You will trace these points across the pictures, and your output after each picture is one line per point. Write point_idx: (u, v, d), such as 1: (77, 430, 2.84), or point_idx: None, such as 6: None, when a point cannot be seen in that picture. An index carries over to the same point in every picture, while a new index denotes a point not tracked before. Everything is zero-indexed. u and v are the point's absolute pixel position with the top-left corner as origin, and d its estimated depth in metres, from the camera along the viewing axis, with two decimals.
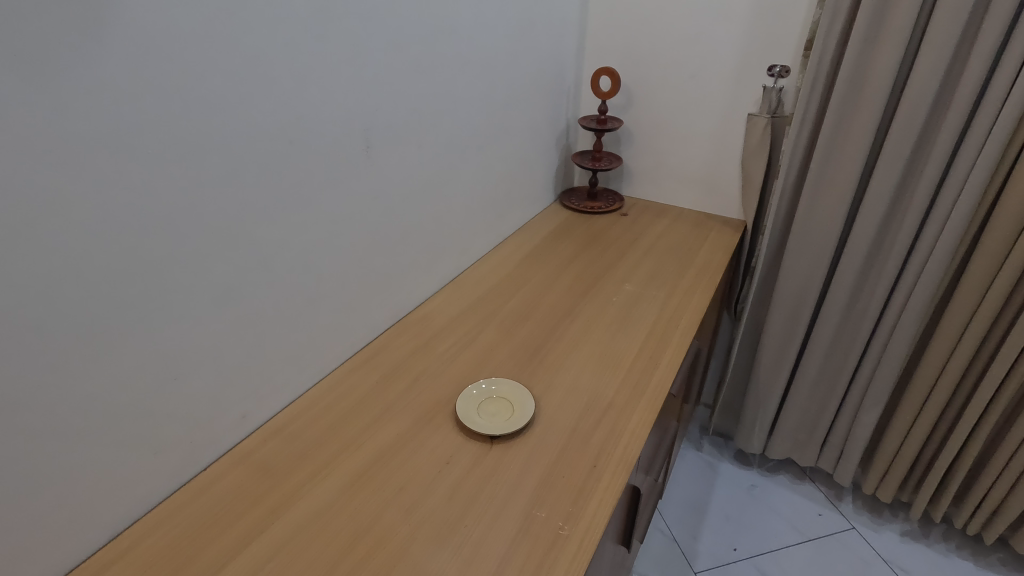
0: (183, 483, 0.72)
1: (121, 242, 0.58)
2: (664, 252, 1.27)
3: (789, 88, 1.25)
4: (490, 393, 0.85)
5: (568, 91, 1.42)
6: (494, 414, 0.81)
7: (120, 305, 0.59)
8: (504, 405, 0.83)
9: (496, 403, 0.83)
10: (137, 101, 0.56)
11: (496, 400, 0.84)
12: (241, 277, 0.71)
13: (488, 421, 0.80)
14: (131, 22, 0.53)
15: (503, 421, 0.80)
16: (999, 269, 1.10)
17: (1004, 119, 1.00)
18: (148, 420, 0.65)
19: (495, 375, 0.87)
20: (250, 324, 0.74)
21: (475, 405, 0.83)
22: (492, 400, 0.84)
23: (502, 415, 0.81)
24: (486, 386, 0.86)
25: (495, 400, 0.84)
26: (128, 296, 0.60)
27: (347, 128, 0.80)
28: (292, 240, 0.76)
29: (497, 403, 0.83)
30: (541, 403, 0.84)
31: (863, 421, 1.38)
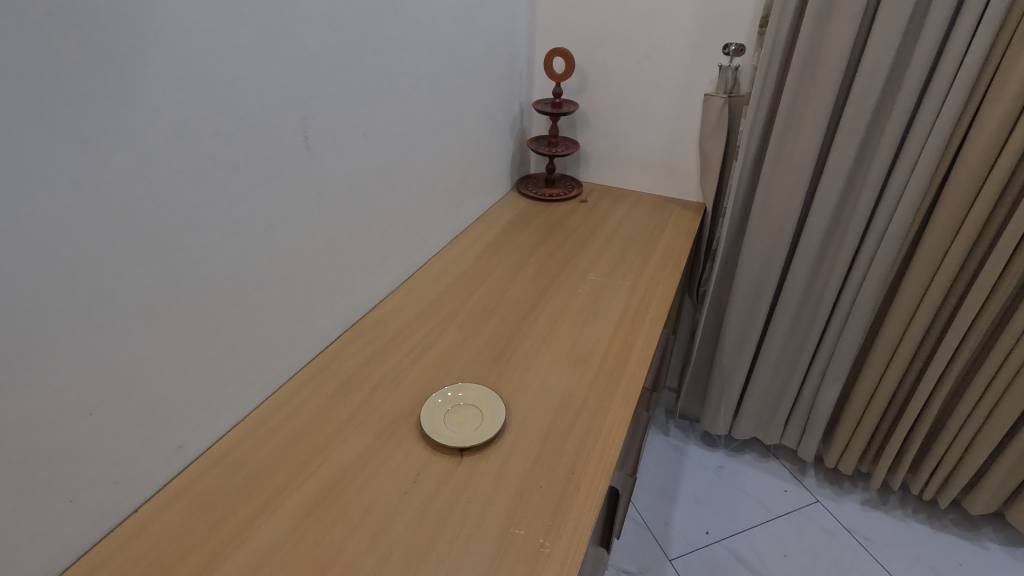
0: (113, 528, 0.64)
1: (14, 260, 0.48)
2: (627, 239, 1.24)
3: (744, 66, 1.22)
4: (454, 401, 0.79)
5: (520, 74, 1.36)
6: (461, 424, 0.76)
7: (22, 335, 0.50)
8: (471, 413, 0.77)
9: (462, 412, 0.78)
10: (25, 93, 0.46)
11: (463, 409, 0.78)
12: (166, 290, 0.62)
13: (456, 432, 0.74)
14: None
15: (472, 431, 0.75)
16: (951, 243, 1.12)
17: (955, 94, 1.00)
18: (67, 463, 0.56)
19: (457, 382, 0.81)
20: (181, 342, 0.65)
21: (439, 415, 0.77)
22: (456, 408, 0.78)
23: (470, 423, 0.76)
24: (448, 394, 0.80)
25: (460, 408, 0.78)
26: (29, 323, 0.51)
27: (281, 116, 0.71)
28: (226, 244, 0.68)
29: (463, 411, 0.78)
30: (511, 407, 0.79)
31: (825, 397, 1.40)
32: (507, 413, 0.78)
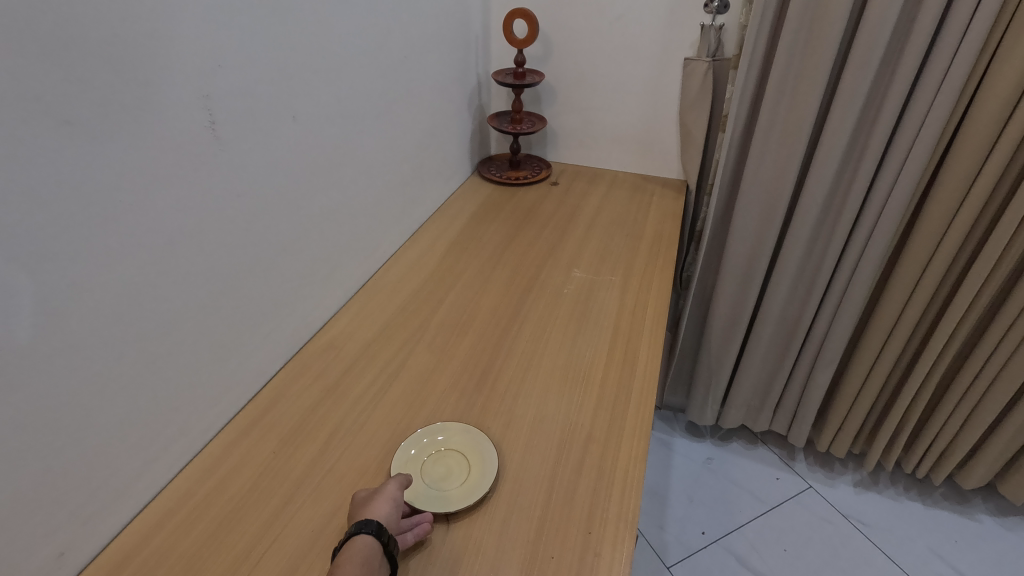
0: None
1: None
2: (609, 225, 1.10)
3: (729, 25, 1.09)
4: (431, 448, 0.64)
5: (475, 40, 1.18)
6: (442, 479, 0.61)
7: None
8: (455, 461, 0.63)
9: (443, 462, 0.63)
10: None
11: (443, 458, 0.63)
12: (13, 352, 0.43)
13: (440, 489, 0.60)
14: None
15: (460, 487, 0.60)
16: (956, 214, 1.04)
17: (966, 51, 0.89)
18: None
19: (432, 422, 0.66)
20: (46, 420, 0.47)
21: (414, 469, 0.62)
22: (435, 456, 0.63)
23: (455, 475, 0.61)
24: (421, 439, 0.65)
25: (439, 456, 0.63)
26: None
27: (174, 93, 0.52)
28: (106, 277, 0.49)
29: (444, 460, 0.63)
30: (503, 448, 0.65)
31: (818, 381, 1.32)
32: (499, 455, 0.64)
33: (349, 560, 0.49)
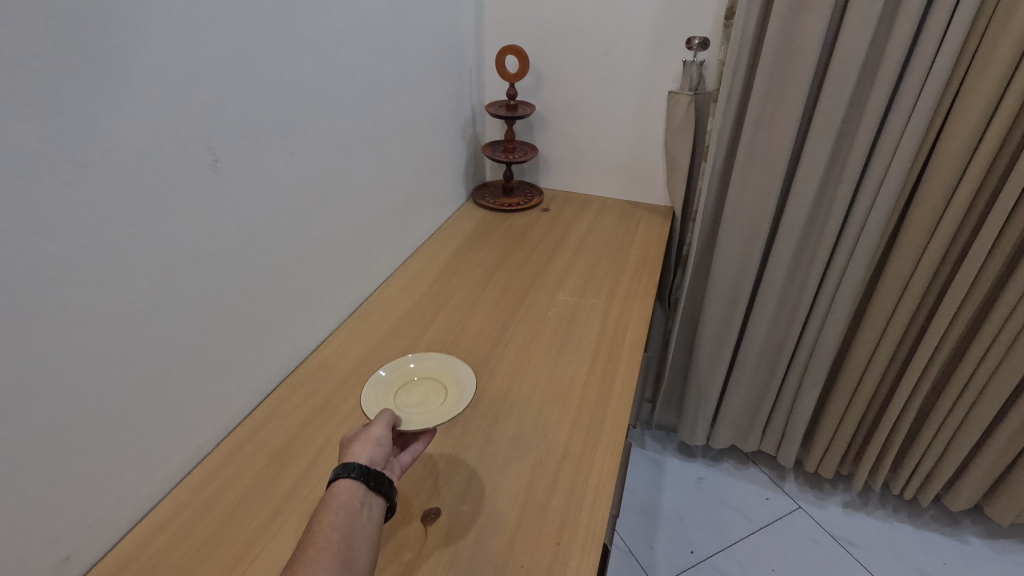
0: None
1: None
2: (595, 250, 1.15)
3: (709, 61, 1.15)
4: (395, 390, 0.68)
5: (469, 74, 1.25)
6: (417, 402, 0.66)
7: None
8: (424, 390, 0.68)
9: (412, 394, 0.68)
10: None
11: (416, 387, 0.69)
12: (26, 376, 0.48)
13: (423, 412, 0.64)
14: None
15: (445, 404, 0.65)
16: (930, 241, 1.07)
17: (931, 87, 0.94)
18: None
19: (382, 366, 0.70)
20: (54, 438, 0.51)
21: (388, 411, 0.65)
22: (401, 394, 0.68)
23: (433, 398, 0.67)
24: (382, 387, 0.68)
25: (405, 393, 0.68)
26: None
27: (178, 134, 0.58)
28: (115, 302, 0.54)
29: (416, 390, 0.68)
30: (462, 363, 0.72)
31: (804, 401, 1.35)
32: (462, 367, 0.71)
33: (331, 504, 0.49)
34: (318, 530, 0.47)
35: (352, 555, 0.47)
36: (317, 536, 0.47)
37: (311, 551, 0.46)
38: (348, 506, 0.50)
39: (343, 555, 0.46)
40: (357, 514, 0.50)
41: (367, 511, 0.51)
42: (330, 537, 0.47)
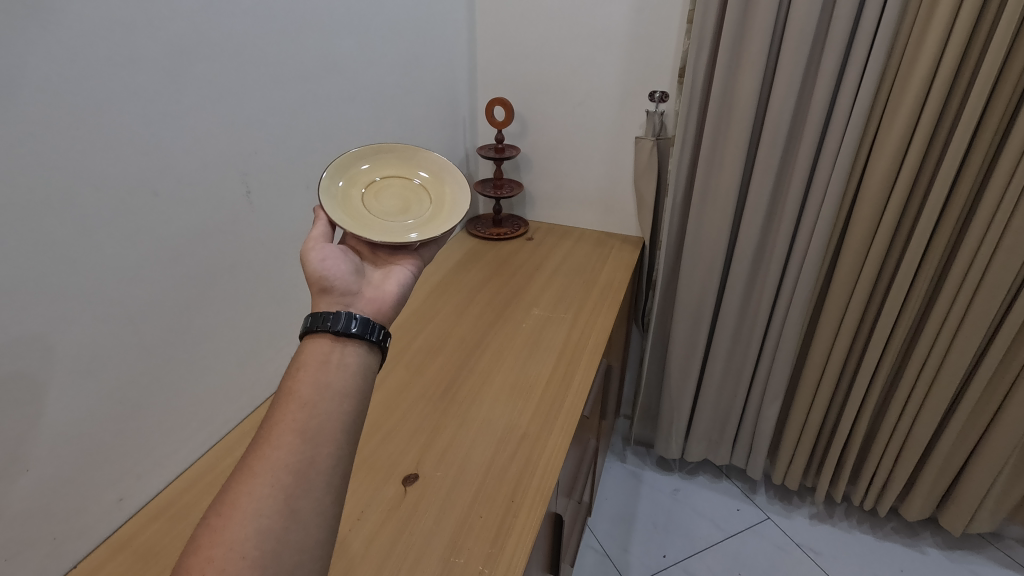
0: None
1: None
2: (569, 273, 1.31)
3: (669, 111, 1.33)
4: (364, 198, 0.79)
5: (463, 122, 1.44)
6: (394, 206, 0.81)
7: None
8: (391, 190, 0.83)
9: (386, 198, 0.82)
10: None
11: (383, 192, 0.82)
12: (107, 345, 0.65)
13: (421, 213, 0.82)
14: None
15: (434, 202, 0.85)
16: (862, 268, 1.22)
17: (849, 137, 1.10)
18: (14, 516, 0.59)
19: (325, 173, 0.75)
20: (123, 394, 0.68)
21: (382, 218, 0.79)
22: (374, 198, 0.81)
23: (406, 203, 0.83)
24: (347, 202, 0.77)
25: (376, 197, 0.81)
26: None
27: (222, 173, 0.76)
28: (169, 300, 0.72)
29: (384, 194, 0.82)
30: (398, 154, 0.85)
31: (767, 416, 1.47)
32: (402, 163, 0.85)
33: (303, 369, 0.56)
34: (292, 392, 0.54)
35: (323, 411, 0.53)
36: (290, 397, 0.53)
37: (285, 413, 0.52)
38: (318, 363, 0.57)
39: (312, 412, 0.52)
40: (327, 373, 0.56)
41: (336, 367, 0.57)
42: (298, 399, 0.53)
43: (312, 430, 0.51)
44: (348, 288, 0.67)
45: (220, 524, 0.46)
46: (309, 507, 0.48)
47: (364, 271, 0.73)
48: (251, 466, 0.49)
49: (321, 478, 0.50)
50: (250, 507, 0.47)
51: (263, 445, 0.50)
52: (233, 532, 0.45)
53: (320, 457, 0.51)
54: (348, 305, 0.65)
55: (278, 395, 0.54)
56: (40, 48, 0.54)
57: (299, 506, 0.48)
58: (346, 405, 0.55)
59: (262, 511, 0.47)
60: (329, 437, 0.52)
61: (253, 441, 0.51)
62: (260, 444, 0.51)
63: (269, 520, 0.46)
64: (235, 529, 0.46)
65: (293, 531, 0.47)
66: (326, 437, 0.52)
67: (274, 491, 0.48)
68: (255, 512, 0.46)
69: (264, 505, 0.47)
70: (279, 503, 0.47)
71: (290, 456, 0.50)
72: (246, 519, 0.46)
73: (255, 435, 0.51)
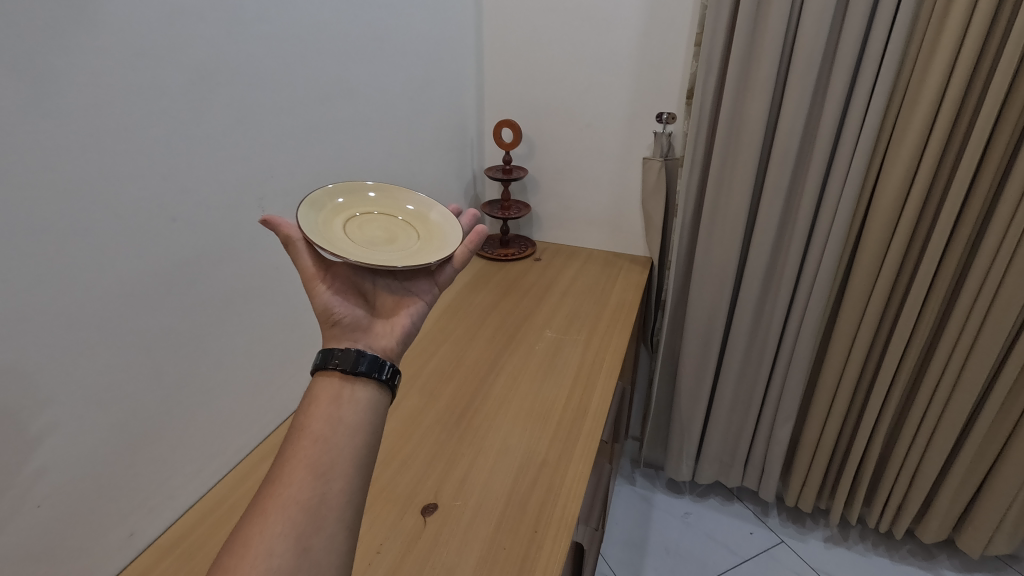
0: None
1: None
2: (579, 295, 1.30)
3: (676, 132, 1.33)
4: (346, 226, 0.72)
5: (471, 144, 1.45)
6: (378, 235, 0.74)
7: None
8: (377, 224, 0.75)
9: (370, 229, 0.74)
10: (15, 196, 0.51)
11: (363, 222, 0.74)
12: (122, 374, 0.64)
13: (410, 245, 0.75)
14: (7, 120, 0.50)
15: (421, 234, 0.78)
16: (874, 288, 1.21)
17: (859, 157, 1.11)
18: (23, 555, 0.57)
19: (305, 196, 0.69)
20: (135, 425, 0.66)
21: (367, 248, 0.70)
22: (355, 227, 0.73)
23: (392, 233, 0.76)
24: (327, 226, 0.69)
25: (360, 228, 0.73)
26: (4, 413, 0.53)
27: (238, 197, 0.76)
28: (184, 326, 0.71)
29: (365, 225, 0.74)
30: (386, 195, 0.80)
31: (779, 437, 1.45)
32: (389, 201, 0.80)
33: (315, 403, 0.55)
34: (305, 427, 0.52)
35: (336, 446, 0.52)
36: (302, 433, 0.52)
37: (296, 448, 0.51)
38: (330, 398, 0.55)
39: (325, 447, 0.51)
40: (340, 407, 0.55)
41: (347, 402, 0.56)
42: (310, 434, 0.52)
43: (324, 465, 0.50)
44: (359, 322, 0.65)
45: (230, 564, 0.44)
46: (323, 546, 0.47)
47: (374, 292, 0.70)
48: (264, 505, 0.47)
49: (334, 515, 0.48)
50: (262, 547, 0.45)
51: (275, 483, 0.49)
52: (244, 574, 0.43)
53: (333, 494, 0.49)
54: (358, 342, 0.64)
55: (290, 430, 0.53)
56: (64, 74, 0.54)
57: (310, 545, 0.46)
58: (358, 440, 0.53)
59: (273, 550, 0.45)
60: (343, 473, 0.50)
61: (265, 478, 0.50)
62: (273, 481, 0.49)
63: (281, 560, 0.45)
64: (244, 569, 0.44)
65: (305, 571, 0.45)
66: (340, 472, 0.50)
67: (287, 527, 0.46)
68: (267, 551, 0.45)
69: (276, 544, 0.45)
70: (291, 542, 0.46)
71: (302, 491, 0.48)
72: (257, 559, 0.44)
73: (268, 471, 0.50)
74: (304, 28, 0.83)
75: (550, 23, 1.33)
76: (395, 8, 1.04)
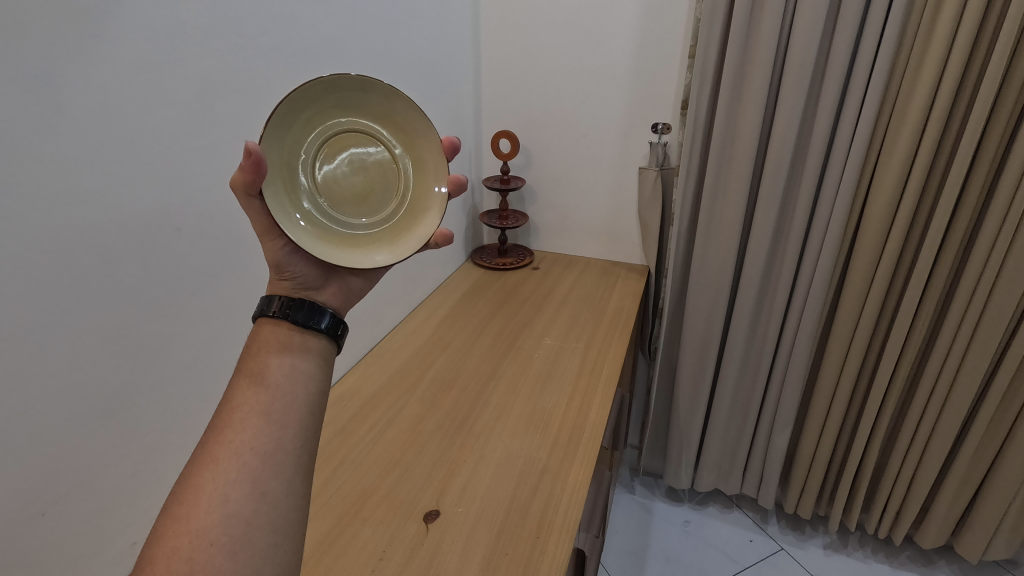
0: None
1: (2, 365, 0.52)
2: (577, 303, 1.31)
3: (671, 142, 1.35)
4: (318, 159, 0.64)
5: (469, 155, 1.46)
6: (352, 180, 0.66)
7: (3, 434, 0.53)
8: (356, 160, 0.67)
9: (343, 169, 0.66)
10: (24, 208, 0.52)
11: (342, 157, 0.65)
12: (126, 383, 0.64)
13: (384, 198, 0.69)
14: (17, 133, 0.51)
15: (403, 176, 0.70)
16: (869, 294, 1.23)
17: (851, 165, 1.13)
18: (27, 564, 0.57)
19: (265, 132, 0.58)
20: (138, 432, 0.67)
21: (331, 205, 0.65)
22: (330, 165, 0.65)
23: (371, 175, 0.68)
24: (290, 172, 0.62)
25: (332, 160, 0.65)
26: (10, 422, 0.53)
27: (241, 208, 0.77)
28: (186, 335, 0.71)
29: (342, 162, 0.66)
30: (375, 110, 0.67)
31: (777, 444, 1.45)
32: (371, 113, 0.67)
33: (263, 350, 0.54)
34: (254, 372, 0.52)
35: (288, 393, 0.52)
36: (251, 379, 0.52)
37: (246, 394, 0.51)
38: (280, 345, 0.55)
39: (277, 394, 0.51)
40: (291, 353, 0.55)
41: (298, 350, 0.56)
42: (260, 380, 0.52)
43: (278, 413, 0.50)
44: (311, 283, 0.61)
45: (184, 509, 0.44)
46: (279, 490, 0.47)
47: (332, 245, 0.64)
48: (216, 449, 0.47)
49: (290, 462, 0.49)
50: (219, 492, 0.45)
51: (225, 428, 0.49)
52: (200, 519, 0.44)
53: (288, 440, 0.50)
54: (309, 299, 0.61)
55: (238, 377, 0.52)
56: (73, 84, 0.55)
57: (267, 490, 0.47)
58: (311, 388, 0.54)
59: (228, 495, 0.46)
60: (296, 421, 0.51)
61: (211, 424, 0.50)
62: (221, 427, 0.49)
63: (237, 506, 0.45)
64: (200, 516, 0.44)
65: (264, 515, 0.46)
66: (293, 419, 0.51)
67: (242, 473, 0.47)
68: (222, 497, 0.45)
69: (233, 488, 0.46)
70: (249, 488, 0.46)
71: (254, 437, 0.48)
72: (213, 505, 0.45)
73: (215, 416, 0.50)
74: (306, 42, 0.85)
75: (546, 38, 1.36)
76: (394, 23, 1.06)
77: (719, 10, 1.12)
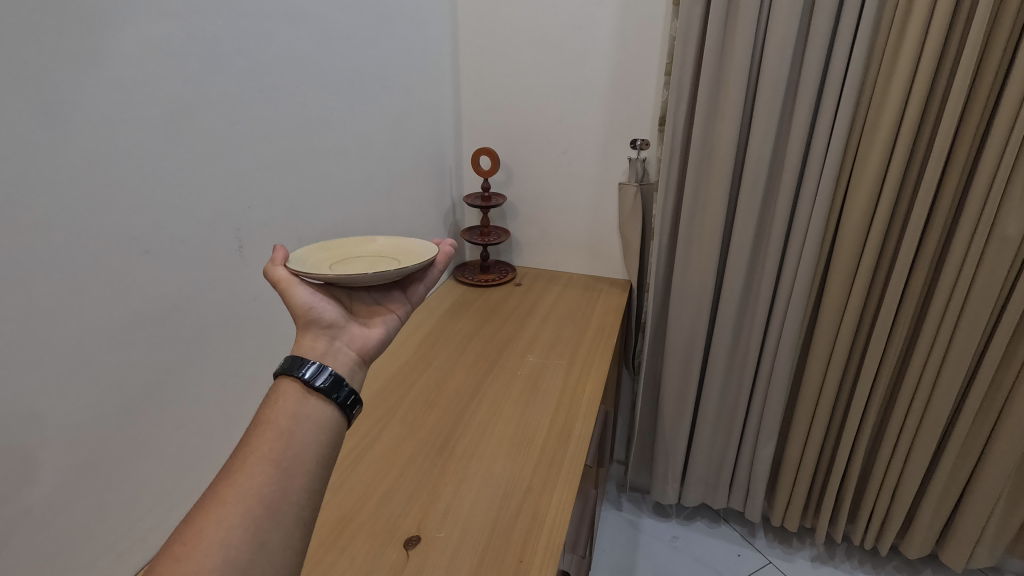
0: None
1: None
2: (561, 318, 1.30)
3: (650, 158, 1.36)
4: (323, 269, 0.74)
5: (449, 172, 1.46)
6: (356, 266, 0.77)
7: None
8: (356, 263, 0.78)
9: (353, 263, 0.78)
10: None
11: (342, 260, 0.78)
12: (90, 412, 0.61)
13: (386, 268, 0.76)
14: None
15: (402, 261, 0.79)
16: (847, 304, 1.24)
17: (826, 178, 1.14)
18: None
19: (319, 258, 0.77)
20: (104, 466, 0.64)
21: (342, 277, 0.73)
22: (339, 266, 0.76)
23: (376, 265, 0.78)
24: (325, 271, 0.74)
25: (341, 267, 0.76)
26: None
27: (213, 230, 0.75)
28: (155, 360, 0.69)
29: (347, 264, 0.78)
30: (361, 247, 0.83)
31: (762, 457, 1.45)
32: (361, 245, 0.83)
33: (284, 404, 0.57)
34: (270, 421, 0.55)
35: (301, 443, 0.55)
36: (268, 426, 0.55)
37: (262, 441, 0.53)
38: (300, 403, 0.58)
39: (290, 443, 0.54)
40: (306, 404, 0.58)
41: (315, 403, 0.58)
42: (275, 428, 0.55)
43: (288, 461, 0.53)
44: (336, 320, 0.68)
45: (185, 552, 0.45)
46: (277, 540, 0.49)
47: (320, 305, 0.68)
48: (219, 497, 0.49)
49: (293, 513, 0.51)
50: (214, 537, 0.47)
51: (235, 476, 0.51)
52: (196, 561, 0.45)
53: (294, 488, 0.52)
54: (334, 338, 0.66)
55: (257, 427, 0.55)
56: (35, 108, 0.53)
57: (266, 538, 0.48)
58: (322, 439, 0.56)
59: (229, 541, 0.47)
60: (304, 470, 0.53)
61: (223, 469, 0.52)
62: (233, 470, 0.51)
63: (236, 551, 0.47)
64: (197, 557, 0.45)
65: (260, 565, 0.47)
66: (302, 470, 0.53)
67: (246, 519, 0.48)
68: (223, 541, 0.47)
69: (232, 536, 0.47)
70: (249, 536, 0.48)
71: (264, 484, 0.50)
72: (212, 548, 0.46)
73: (226, 464, 0.52)
74: (281, 61, 0.84)
75: (524, 56, 1.37)
76: (371, 42, 1.06)
77: (693, 27, 1.14)
